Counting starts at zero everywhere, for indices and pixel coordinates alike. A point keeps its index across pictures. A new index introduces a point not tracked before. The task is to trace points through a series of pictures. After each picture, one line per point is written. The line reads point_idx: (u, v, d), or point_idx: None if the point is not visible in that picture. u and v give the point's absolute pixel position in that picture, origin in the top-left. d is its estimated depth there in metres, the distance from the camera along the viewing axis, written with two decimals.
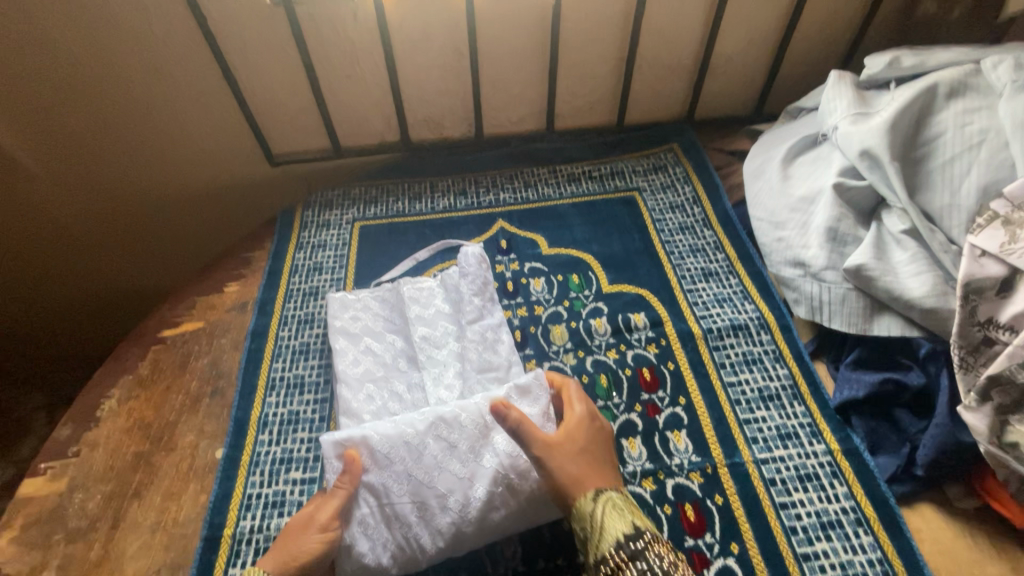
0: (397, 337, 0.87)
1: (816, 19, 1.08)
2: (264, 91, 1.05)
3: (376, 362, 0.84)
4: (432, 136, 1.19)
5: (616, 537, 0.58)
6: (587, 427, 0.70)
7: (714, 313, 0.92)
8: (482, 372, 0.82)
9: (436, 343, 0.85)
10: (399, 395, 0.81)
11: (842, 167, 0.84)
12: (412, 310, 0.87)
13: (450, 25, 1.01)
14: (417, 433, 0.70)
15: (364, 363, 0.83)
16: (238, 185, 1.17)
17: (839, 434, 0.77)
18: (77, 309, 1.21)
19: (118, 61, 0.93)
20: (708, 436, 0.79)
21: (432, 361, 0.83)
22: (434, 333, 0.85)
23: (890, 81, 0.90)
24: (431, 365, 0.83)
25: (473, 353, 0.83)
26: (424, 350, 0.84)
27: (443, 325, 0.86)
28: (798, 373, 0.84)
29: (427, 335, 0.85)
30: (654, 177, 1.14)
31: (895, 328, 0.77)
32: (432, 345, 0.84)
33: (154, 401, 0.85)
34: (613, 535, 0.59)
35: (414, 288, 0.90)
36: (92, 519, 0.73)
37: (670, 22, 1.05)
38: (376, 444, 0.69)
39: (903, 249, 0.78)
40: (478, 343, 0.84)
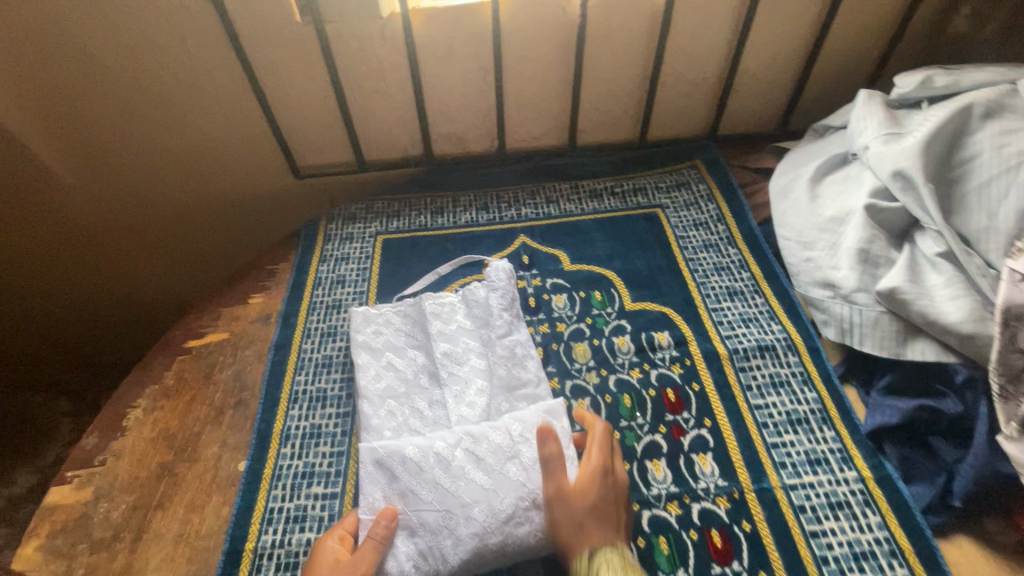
0: (419, 353, 0.87)
1: (843, 37, 1.08)
2: (292, 106, 1.07)
3: (398, 377, 0.84)
4: (454, 150, 1.20)
5: None
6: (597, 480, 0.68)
7: (740, 332, 0.90)
8: (511, 390, 0.82)
9: (458, 360, 0.84)
10: (421, 411, 0.81)
11: (874, 187, 0.83)
12: (433, 325, 0.88)
13: (476, 43, 1.02)
14: (447, 446, 0.72)
15: (386, 378, 0.83)
16: (264, 197, 1.19)
17: (871, 461, 0.75)
18: (108, 317, 1.29)
19: (151, 75, 0.96)
20: (735, 460, 0.77)
21: (457, 378, 0.83)
22: (456, 349, 0.85)
23: (922, 100, 0.89)
24: (456, 382, 0.82)
25: (500, 371, 0.83)
26: (447, 366, 0.84)
27: (465, 341, 0.86)
28: (828, 396, 0.82)
29: (450, 351, 0.85)
30: (678, 193, 1.14)
31: (930, 353, 0.75)
32: (457, 364, 0.84)
33: (179, 411, 0.86)
34: None
35: (434, 303, 0.90)
36: (117, 529, 0.74)
37: (695, 38, 1.05)
38: (409, 454, 0.72)
39: (938, 273, 0.76)
40: (503, 360, 0.84)
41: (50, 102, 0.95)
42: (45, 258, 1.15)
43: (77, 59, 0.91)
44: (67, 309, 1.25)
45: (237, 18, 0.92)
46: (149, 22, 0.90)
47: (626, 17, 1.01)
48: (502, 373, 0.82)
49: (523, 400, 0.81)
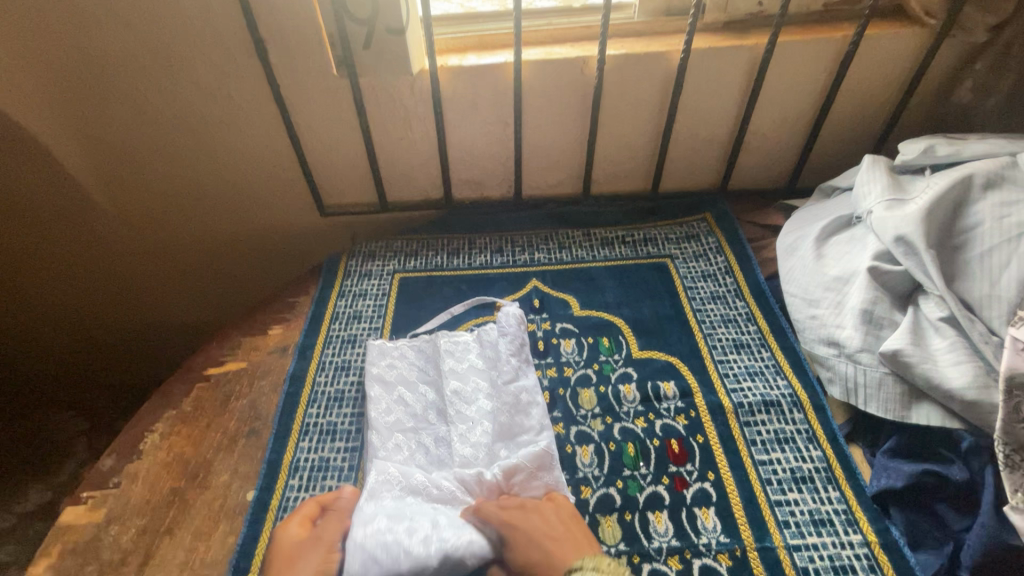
0: (430, 390, 0.89)
1: (850, 103, 1.12)
2: (323, 150, 1.13)
3: (407, 413, 0.86)
4: (472, 195, 1.25)
5: None
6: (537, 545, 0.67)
7: (746, 386, 0.91)
8: (511, 438, 0.81)
9: (466, 399, 0.86)
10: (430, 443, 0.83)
11: (878, 250, 0.85)
12: (446, 362, 0.90)
13: (498, 99, 1.08)
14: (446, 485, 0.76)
15: (395, 413, 0.86)
16: (290, 232, 1.26)
17: (877, 525, 0.75)
18: (142, 337, 1.40)
19: (197, 118, 1.04)
20: (737, 517, 0.77)
21: (463, 419, 0.84)
22: (465, 388, 0.87)
23: (924, 167, 0.92)
24: (461, 420, 0.84)
25: (501, 415, 0.83)
26: (454, 405, 0.86)
27: (474, 381, 0.88)
28: (833, 456, 0.82)
29: (456, 389, 0.87)
30: (687, 245, 1.17)
31: (934, 417, 0.75)
32: (462, 404, 0.86)
33: (194, 437, 0.88)
34: None
35: (447, 343, 0.93)
36: (125, 553, 0.76)
37: (705, 100, 1.11)
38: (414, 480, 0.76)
39: (941, 337, 0.77)
40: (505, 405, 0.84)
41: (99, 140, 1.05)
42: (77, 275, 1.25)
43: (134, 103, 1.01)
44: (105, 329, 1.36)
45: (280, 72, 1.01)
46: (199, 73, 0.99)
47: (639, 79, 1.07)
48: (505, 418, 0.83)
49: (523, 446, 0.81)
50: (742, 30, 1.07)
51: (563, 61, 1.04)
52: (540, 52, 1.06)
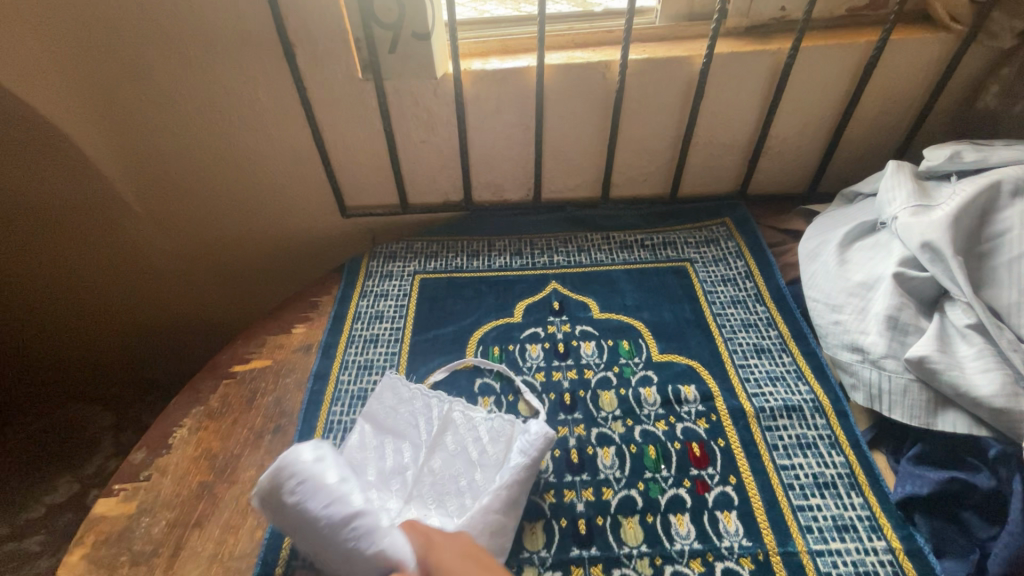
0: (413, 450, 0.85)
1: (873, 108, 1.12)
2: (346, 152, 1.15)
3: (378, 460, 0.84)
4: (492, 198, 1.26)
5: None
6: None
7: (767, 391, 0.91)
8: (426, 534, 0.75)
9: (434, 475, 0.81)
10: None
11: (903, 257, 0.84)
12: (447, 439, 0.85)
13: (520, 102, 1.09)
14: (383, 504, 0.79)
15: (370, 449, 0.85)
16: (313, 233, 1.28)
17: (901, 532, 0.74)
18: (169, 334, 1.44)
19: (225, 120, 1.06)
20: (760, 521, 0.77)
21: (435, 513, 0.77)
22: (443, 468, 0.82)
23: (951, 173, 0.92)
24: (432, 510, 0.78)
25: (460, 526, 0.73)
26: (432, 490, 0.80)
27: (455, 466, 0.82)
28: (856, 462, 0.82)
29: (442, 474, 0.81)
30: (707, 249, 1.17)
31: (961, 424, 0.74)
32: (438, 499, 0.79)
33: (221, 433, 0.90)
34: None
35: (450, 422, 0.87)
36: (156, 544, 0.77)
37: (727, 105, 1.11)
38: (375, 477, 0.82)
39: (968, 344, 0.76)
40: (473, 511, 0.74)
41: (130, 141, 1.08)
42: (105, 274, 1.28)
43: (165, 105, 1.03)
44: (132, 326, 1.40)
45: (308, 75, 1.02)
46: (228, 76, 1.01)
47: (661, 83, 1.07)
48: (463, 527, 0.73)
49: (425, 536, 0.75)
50: (764, 35, 1.08)
51: (586, 66, 1.04)
52: (562, 56, 1.06)
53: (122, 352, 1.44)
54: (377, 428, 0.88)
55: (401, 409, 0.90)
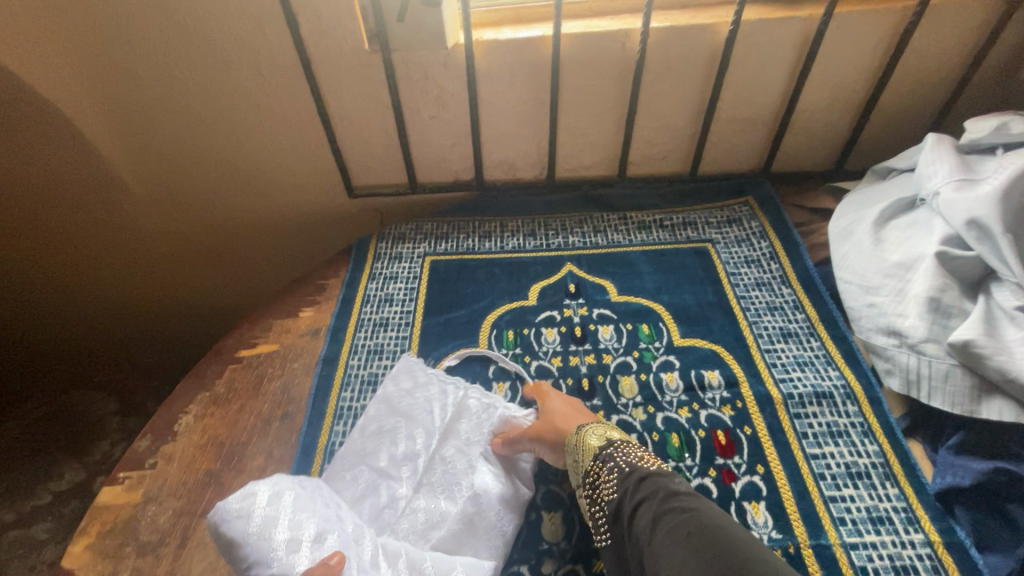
0: (425, 438, 0.81)
1: (908, 78, 1.06)
2: (353, 129, 1.10)
3: (390, 445, 0.80)
4: (505, 177, 1.22)
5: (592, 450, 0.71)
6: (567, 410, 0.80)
7: (795, 377, 0.87)
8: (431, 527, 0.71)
9: (444, 465, 0.77)
10: (380, 516, 0.73)
11: (945, 235, 0.79)
12: (461, 428, 0.81)
13: (535, 75, 1.04)
14: (394, 494, 0.75)
15: (380, 436, 0.81)
16: (319, 213, 1.23)
17: (941, 525, 0.71)
18: (174, 317, 1.41)
19: (226, 96, 1.02)
20: (791, 512, 0.74)
21: (443, 500, 0.73)
22: (455, 459, 0.78)
23: (996, 146, 0.86)
24: (441, 499, 0.73)
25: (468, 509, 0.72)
26: (442, 478, 0.76)
27: (468, 457, 0.78)
28: (891, 451, 0.78)
29: (453, 463, 0.77)
30: (729, 229, 1.12)
31: (1008, 412, 0.70)
32: (448, 487, 0.75)
33: (228, 419, 0.87)
34: (590, 449, 0.72)
35: (467, 407, 0.83)
36: (163, 534, 0.75)
37: (753, 76, 1.05)
38: (386, 464, 0.78)
39: (1016, 327, 0.71)
40: (481, 494, 0.73)
41: (127, 118, 1.03)
42: (106, 256, 1.25)
43: (162, 78, 0.98)
44: (136, 309, 1.37)
45: (312, 46, 0.97)
46: (228, 47, 0.96)
47: (684, 53, 1.01)
48: (471, 510, 0.72)
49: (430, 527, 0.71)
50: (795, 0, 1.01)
51: (605, 34, 0.99)
52: (579, 25, 1.01)
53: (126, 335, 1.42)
54: (391, 410, 0.85)
55: (416, 395, 0.86)
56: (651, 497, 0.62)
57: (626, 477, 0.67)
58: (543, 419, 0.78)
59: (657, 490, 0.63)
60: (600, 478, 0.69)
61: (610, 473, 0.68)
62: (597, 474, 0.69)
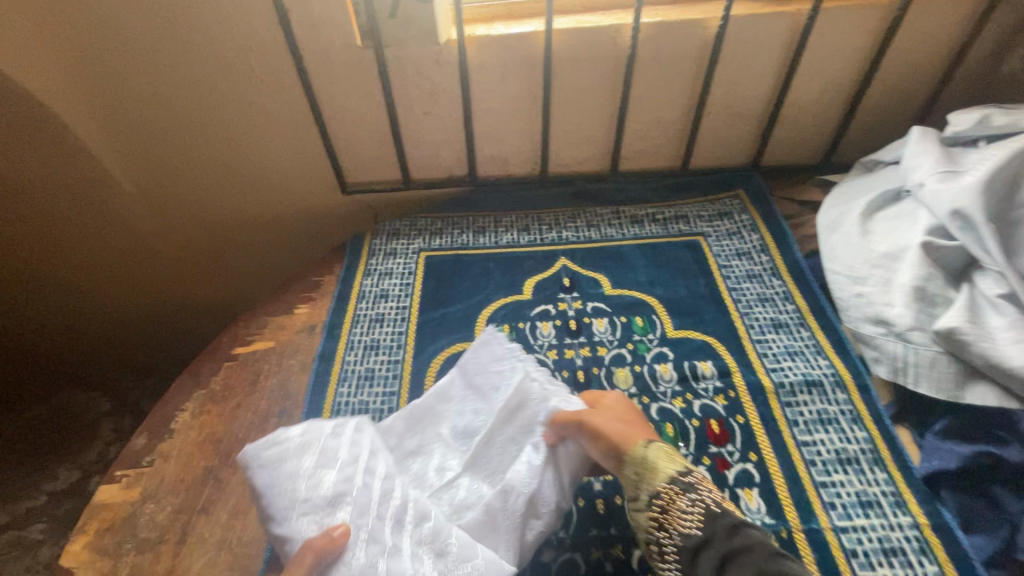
0: (484, 418, 0.79)
1: (894, 72, 1.08)
2: (346, 126, 1.10)
3: (456, 416, 0.81)
4: (498, 172, 1.22)
5: (668, 473, 0.65)
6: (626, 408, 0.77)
7: (786, 366, 0.89)
8: (460, 509, 0.72)
9: (495, 449, 0.76)
10: (427, 479, 0.76)
11: (931, 225, 0.81)
12: (521, 415, 0.77)
13: (528, 70, 1.04)
14: (445, 467, 0.77)
15: (445, 409, 0.82)
16: (311, 210, 1.23)
17: (927, 508, 0.73)
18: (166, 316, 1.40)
19: (216, 92, 1.01)
20: (783, 498, 0.75)
21: (490, 477, 0.74)
22: (504, 446, 0.76)
23: (978, 138, 0.88)
24: (485, 482, 0.74)
25: (495, 501, 0.69)
26: (490, 463, 0.75)
27: (517, 446, 0.75)
28: (879, 437, 0.80)
29: (502, 452, 0.76)
30: (720, 223, 1.14)
31: (992, 398, 0.71)
32: (499, 463, 0.75)
33: (225, 416, 0.87)
34: (664, 472, 0.66)
35: (546, 394, 0.78)
36: (162, 531, 0.75)
37: (743, 71, 1.06)
38: (449, 433, 0.80)
39: (1000, 314, 0.73)
40: (510, 491, 0.70)
41: (117, 117, 1.02)
42: (98, 255, 1.24)
43: (152, 75, 0.97)
44: (128, 309, 1.36)
45: (304, 43, 0.97)
46: (219, 44, 0.95)
47: (675, 48, 1.03)
48: (495, 505, 0.69)
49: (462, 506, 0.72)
50: None
51: (596, 30, 0.99)
52: (571, 20, 1.01)
53: (119, 335, 1.41)
54: (465, 381, 0.84)
55: (492, 369, 0.83)
56: (747, 553, 0.55)
57: (711, 520, 0.60)
58: (599, 413, 0.74)
59: (754, 546, 0.56)
60: (674, 509, 0.63)
61: (690, 507, 0.62)
62: (670, 500, 0.63)
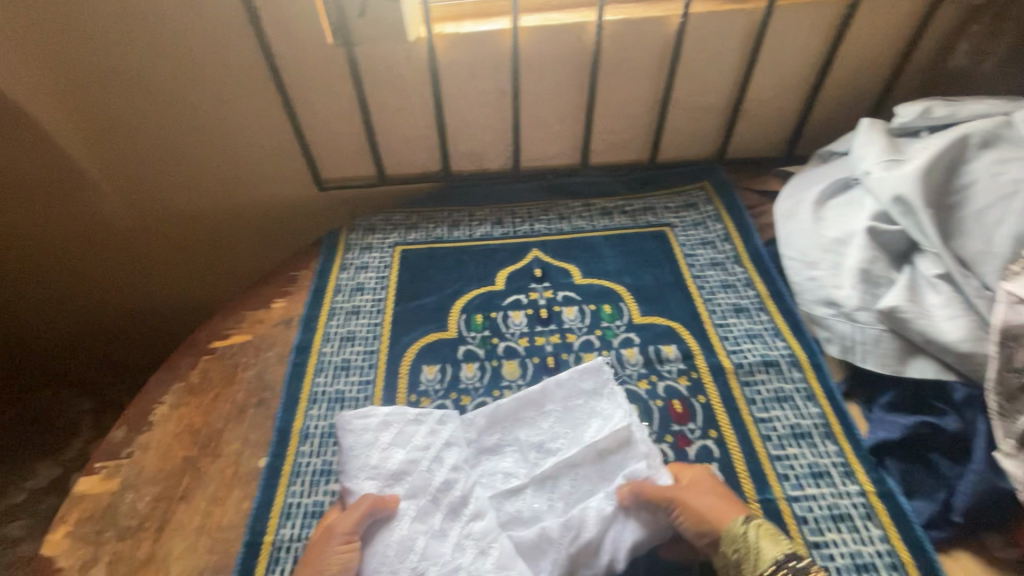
0: (564, 448, 0.80)
1: (848, 67, 1.12)
2: (320, 123, 1.12)
3: (542, 434, 0.82)
4: (472, 167, 1.25)
5: (774, 557, 0.63)
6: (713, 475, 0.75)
7: (745, 348, 0.93)
8: (512, 523, 0.73)
9: (574, 481, 0.76)
10: (494, 480, 0.77)
11: (876, 211, 0.86)
12: (608, 457, 0.77)
13: (497, 67, 1.07)
14: (515, 477, 0.78)
15: (529, 427, 0.82)
16: (288, 207, 1.25)
17: (873, 476, 0.77)
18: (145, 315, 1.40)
19: (189, 90, 1.02)
20: (739, 471, 0.80)
21: (561, 505, 0.74)
22: (578, 481, 0.76)
23: (921, 129, 0.93)
24: (549, 508, 0.74)
25: (552, 531, 0.70)
26: (564, 493, 0.76)
27: (590, 485, 0.76)
28: (831, 412, 0.84)
29: (577, 488, 0.76)
30: (686, 213, 1.18)
31: (930, 371, 0.77)
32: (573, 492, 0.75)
33: (203, 408, 0.89)
34: (769, 556, 0.64)
35: (646, 453, 0.77)
36: (142, 519, 0.77)
37: (705, 66, 1.11)
38: (524, 441, 0.81)
39: (937, 293, 0.78)
40: (573, 524, 0.71)
41: (93, 116, 1.03)
42: (74, 254, 1.24)
43: (125, 74, 0.99)
44: (105, 309, 1.36)
45: (276, 41, 0.99)
46: (192, 43, 0.97)
47: (638, 44, 1.06)
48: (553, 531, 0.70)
49: (517, 522, 0.73)
50: None
51: (562, 27, 1.03)
52: (538, 18, 1.04)
53: (98, 335, 1.41)
54: (563, 406, 0.84)
55: (592, 403, 0.83)
56: None
57: None
58: (691, 489, 0.72)
59: None
60: None
61: None
62: None
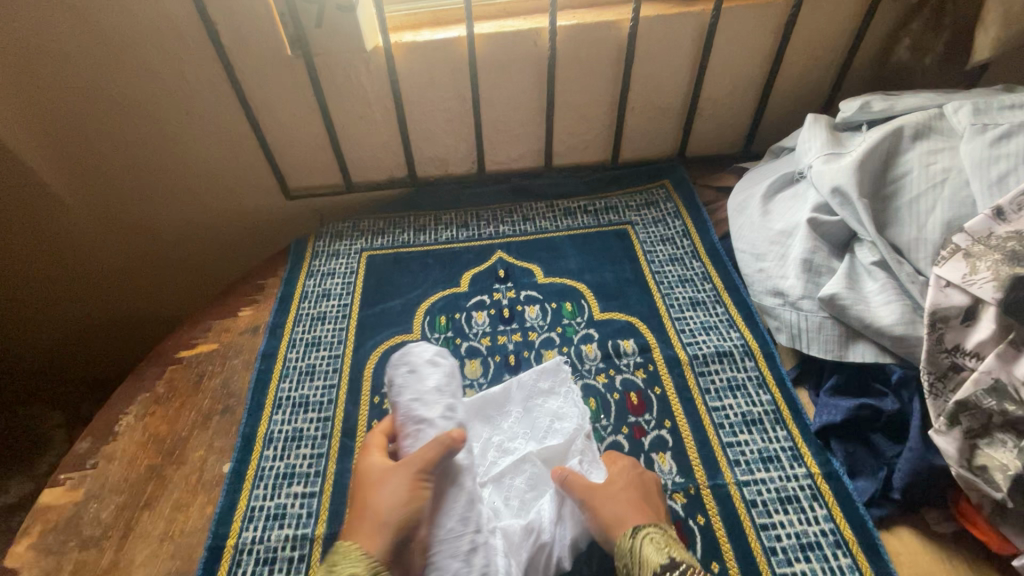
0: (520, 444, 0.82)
1: (797, 64, 1.16)
2: (284, 133, 1.14)
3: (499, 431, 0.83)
4: (437, 172, 1.27)
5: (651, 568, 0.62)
6: (631, 475, 0.75)
7: (700, 340, 0.96)
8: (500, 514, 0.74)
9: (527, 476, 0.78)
10: None
11: (817, 203, 0.89)
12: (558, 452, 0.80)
13: (455, 74, 1.10)
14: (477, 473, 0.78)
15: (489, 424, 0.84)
16: (257, 215, 1.26)
17: (820, 458, 0.80)
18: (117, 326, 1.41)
19: (148, 103, 1.03)
20: (692, 458, 0.82)
21: (516, 505, 0.75)
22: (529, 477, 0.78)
23: (862, 123, 0.96)
24: (510, 505, 0.75)
25: (513, 532, 0.70)
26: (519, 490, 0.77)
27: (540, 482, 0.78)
28: (781, 399, 0.87)
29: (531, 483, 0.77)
30: (647, 211, 1.21)
31: (869, 354, 0.81)
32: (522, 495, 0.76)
33: (169, 417, 0.90)
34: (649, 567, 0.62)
35: (581, 451, 0.80)
36: (105, 528, 0.78)
37: (659, 67, 1.13)
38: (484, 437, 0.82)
39: (873, 280, 0.82)
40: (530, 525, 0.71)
41: (55, 134, 1.04)
42: (39, 270, 1.23)
43: (84, 90, 1.00)
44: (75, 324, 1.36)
45: (234, 54, 1.01)
46: (149, 57, 0.98)
47: (592, 48, 1.09)
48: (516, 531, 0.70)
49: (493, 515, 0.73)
50: None
51: (516, 33, 1.05)
52: (493, 25, 1.07)
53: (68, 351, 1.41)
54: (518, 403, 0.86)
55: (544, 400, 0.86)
56: None
57: None
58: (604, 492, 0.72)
59: None
60: None
61: None
62: None
